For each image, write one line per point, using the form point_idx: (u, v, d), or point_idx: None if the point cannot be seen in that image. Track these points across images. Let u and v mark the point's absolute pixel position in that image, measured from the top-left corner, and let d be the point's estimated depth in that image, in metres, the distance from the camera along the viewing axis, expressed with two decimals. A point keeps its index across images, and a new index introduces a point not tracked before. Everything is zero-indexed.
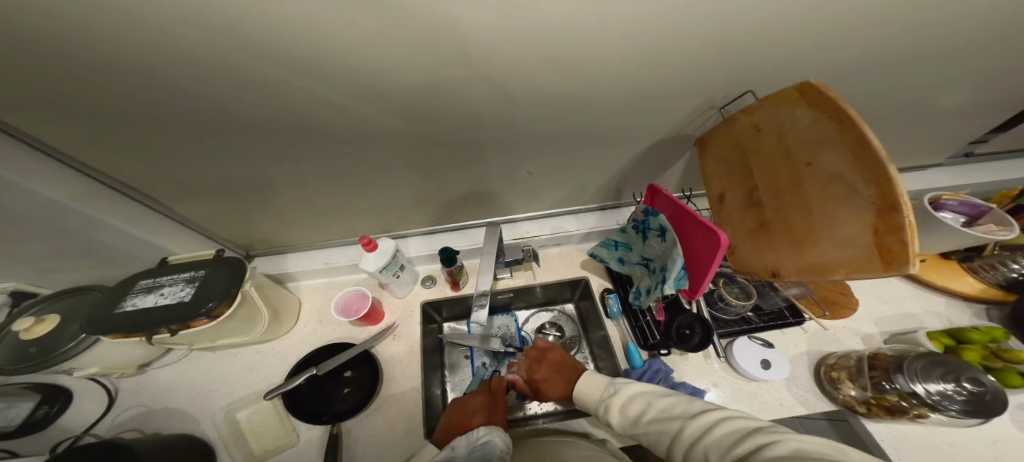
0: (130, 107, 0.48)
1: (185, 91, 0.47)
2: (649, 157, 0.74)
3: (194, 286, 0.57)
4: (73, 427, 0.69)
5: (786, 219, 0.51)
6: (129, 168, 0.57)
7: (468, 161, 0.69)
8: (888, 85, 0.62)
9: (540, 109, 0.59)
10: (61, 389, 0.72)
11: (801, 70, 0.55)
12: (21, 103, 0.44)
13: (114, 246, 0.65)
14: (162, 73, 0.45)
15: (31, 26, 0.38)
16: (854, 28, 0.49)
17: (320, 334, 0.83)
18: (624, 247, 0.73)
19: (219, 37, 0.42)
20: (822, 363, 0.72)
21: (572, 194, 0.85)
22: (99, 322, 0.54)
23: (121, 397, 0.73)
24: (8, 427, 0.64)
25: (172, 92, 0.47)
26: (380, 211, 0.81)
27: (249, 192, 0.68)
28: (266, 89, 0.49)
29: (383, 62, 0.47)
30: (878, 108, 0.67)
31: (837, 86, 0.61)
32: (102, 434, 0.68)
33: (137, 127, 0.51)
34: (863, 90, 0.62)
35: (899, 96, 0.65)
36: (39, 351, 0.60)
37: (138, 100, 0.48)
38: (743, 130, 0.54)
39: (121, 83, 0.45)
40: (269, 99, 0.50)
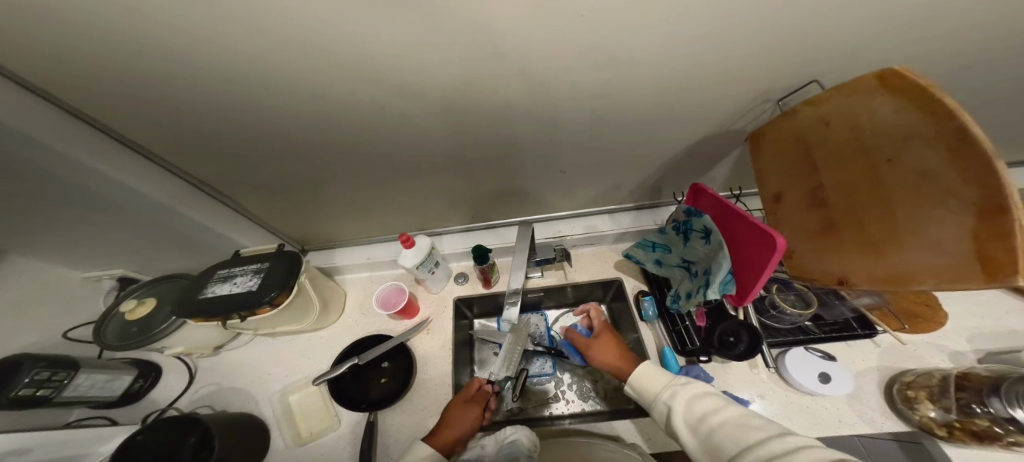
0: (205, 115, 0.53)
1: (251, 100, 0.51)
2: (695, 154, 0.69)
3: (261, 277, 0.62)
4: (157, 400, 0.79)
5: (857, 221, 0.45)
6: (202, 169, 0.63)
7: (505, 160, 0.69)
8: (996, 69, 0.53)
9: (582, 107, 0.57)
10: (154, 366, 0.81)
11: (882, 56, 0.49)
12: (119, 114, 0.50)
13: (190, 239, 0.72)
14: (232, 85, 0.48)
15: (126, 48, 0.42)
16: (958, 7, 0.42)
17: (362, 326, 0.87)
18: (662, 248, 0.70)
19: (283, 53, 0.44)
20: (897, 381, 0.64)
21: (609, 193, 0.82)
22: (186, 306, 0.60)
23: (197, 375, 0.82)
24: (112, 396, 0.73)
25: (241, 102, 0.51)
26: (419, 209, 0.83)
27: (302, 191, 0.73)
28: (319, 96, 0.51)
29: (427, 68, 0.48)
30: (980, 94, 0.58)
31: (928, 73, 0.53)
32: (182, 409, 0.77)
33: (210, 133, 0.56)
34: (961, 76, 0.54)
35: (1004, 83, 0.56)
36: (139, 330, 0.68)
37: (213, 109, 0.52)
38: (806, 122, 0.48)
39: (198, 95, 0.49)
40: (322, 105, 0.53)
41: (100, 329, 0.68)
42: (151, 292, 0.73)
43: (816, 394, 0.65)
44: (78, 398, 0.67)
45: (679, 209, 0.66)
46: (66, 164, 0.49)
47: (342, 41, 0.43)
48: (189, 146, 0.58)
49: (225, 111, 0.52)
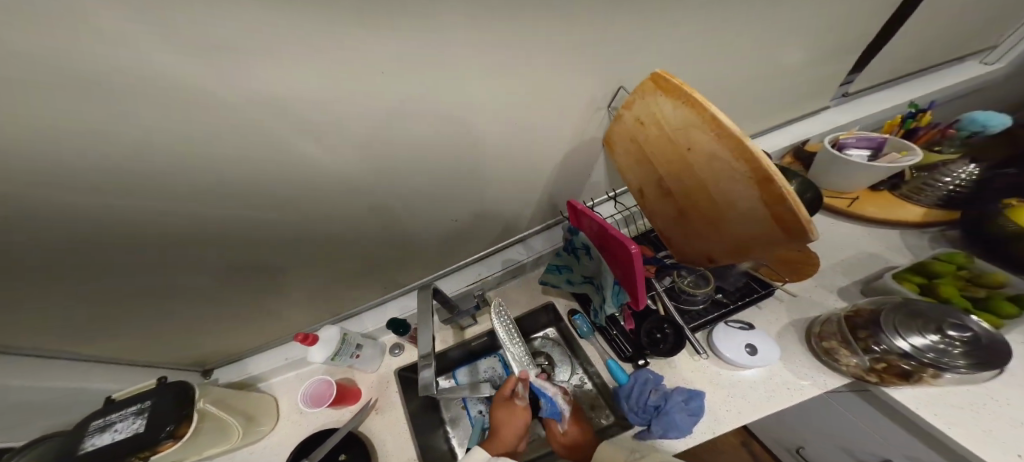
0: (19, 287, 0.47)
1: (72, 257, 0.47)
2: (563, 172, 0.74)
3: (149, 416, 0.55)
4: None
5: (695, 205, 0.48)
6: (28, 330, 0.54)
7: (389, 226, 0.69)
8: (751, 41, 0.65)
9: (431, 162, 0.59)
10: None
11: (656, 55, 0.59)
12: None
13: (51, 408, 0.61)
14: (34, 248, 0.44)
15: None
16: (683, 11, 0.54)
17: (301, 424, 0.81)
18: (565, 269, 0.70)
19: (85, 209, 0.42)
20: (811, 335, 0.67)
21: (510, 226, 0.84)
22: None
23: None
24: None
25: (55, 259, 0.46)
26: (325, 293, 0.79)
27: (178, 318, 0.66)
28: (146, 220, 0.47)
29: (248, 159, 0.47)
30: (758, 55, 0.69)
31: (701, 62, 0.65)
32: None
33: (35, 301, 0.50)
34: (726, 57, 0.66)
35: (766, 47, 0.68)
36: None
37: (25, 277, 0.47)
38: (631, 125, 0.53)
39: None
40: (149, 228, 0.48)
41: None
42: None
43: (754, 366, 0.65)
44: None
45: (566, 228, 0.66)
46: None
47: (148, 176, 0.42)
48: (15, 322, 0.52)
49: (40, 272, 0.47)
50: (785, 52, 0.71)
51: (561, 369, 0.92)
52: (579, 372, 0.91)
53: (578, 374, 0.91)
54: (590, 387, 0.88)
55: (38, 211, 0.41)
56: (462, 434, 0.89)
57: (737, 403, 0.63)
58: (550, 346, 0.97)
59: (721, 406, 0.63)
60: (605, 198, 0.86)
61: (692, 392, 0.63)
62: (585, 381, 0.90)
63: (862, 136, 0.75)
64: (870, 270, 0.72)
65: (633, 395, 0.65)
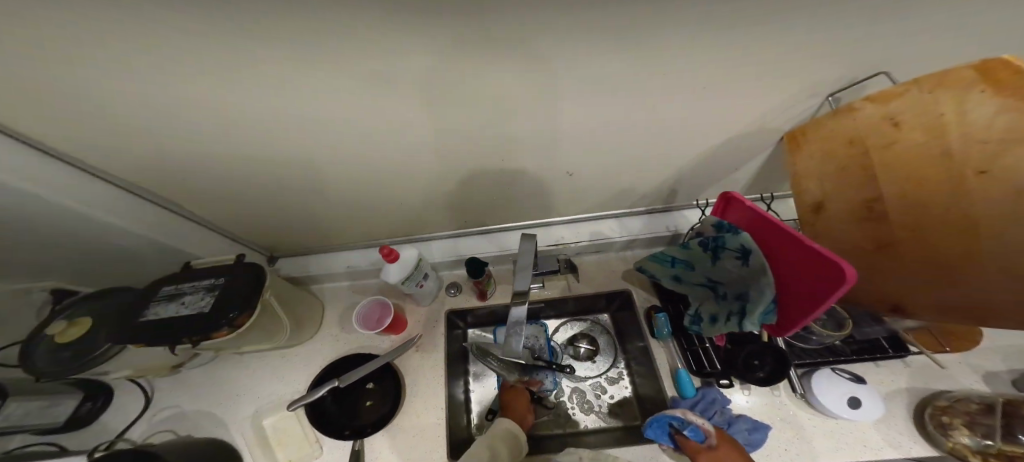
0: (136, 102, 0.44)
1: (195, 89, 0.43)
2: (715, 155, 0.63)
3: (215, 296, 0.52)
4: (115, 427, 0.69)
5: (929, 242, 0.39)
6: (129, 155, 0.51)
7: (506, 156, 0.61)
8: None
9: (590, 103, 0.50)
10: (104, 385, 0.72)
11: (946, 48, 0.43)
12: None
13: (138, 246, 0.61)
14: (165, 70, 0.40)
15: None
16: None
17: (342, 340, 0.78)
18: (683, 264, 0.61)
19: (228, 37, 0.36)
20: (929, 404, 0.60)
21: (617, 197, 0.75)
22: (122, 331, 0.49)
23: (161, 396, 0.72)
24: (59, 423, 0.67)
25: (175, 90, 0.42)
26: (407, 209, 0.74)
27: (264, 187, 0.62)
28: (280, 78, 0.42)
29: (406, 43, 0.39)
30: None
31: None
32: (136, 439, 0.68)
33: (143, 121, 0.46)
34: None
35: None
36: (72, 355, 0.57)
37: (144, 102, 0.44)
38: (868, 121, 0.42)
39: (126, 83, 0.41)
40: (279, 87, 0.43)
41: (27, 349, 0.57)
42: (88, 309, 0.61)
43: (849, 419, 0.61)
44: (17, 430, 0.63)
45: (705, 222, 0.58)
46: None
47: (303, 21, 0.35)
48: (121, 142, 0.49)
49: (159, 99, 0.43)
50: None
51: (600, 357, 0.88)
52: (618, 367, 0.86)
53: (618, 367, 0.86)
54: (626, 385, 0.84)
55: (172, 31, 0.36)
56: (485, 395, 0.84)
57: (803, 444, 0.61)
58: (596, 332, 0.91)
59: (781, 445, 0.61)
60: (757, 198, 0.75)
61: (758, 424, 0.62)
62: (624, 376, 0.85)
63: None
64: None
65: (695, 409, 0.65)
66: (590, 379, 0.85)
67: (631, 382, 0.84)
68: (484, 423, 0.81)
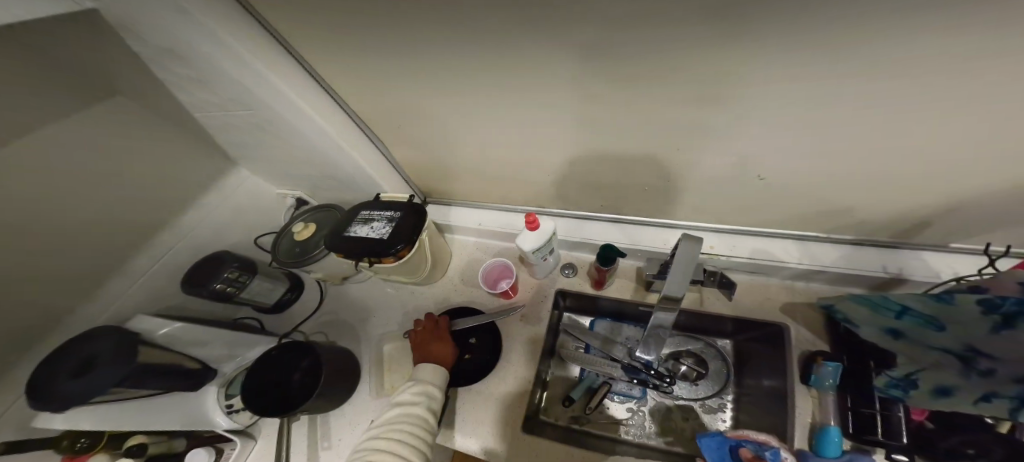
0: (369, 50, 0.48)
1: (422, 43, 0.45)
2: (1004, 186, 0.46)
3: (393, 226, 0.56)
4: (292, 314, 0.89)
5: None
6: (350, 91, 0.60)
7: (696, 149, 0.53)
8: None
9: (853, 98, 0.39)
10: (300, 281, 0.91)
11: None
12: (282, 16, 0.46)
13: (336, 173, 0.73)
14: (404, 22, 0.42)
15: None
16: None
17: (460, 293, 0.85)
18: (919, 319, 0.43)
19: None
20: None
21: (805, 216, 0.62)
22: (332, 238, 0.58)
23: (325, 301, 0.89)
24: (269, 302, 0.85)
25: (405, 45, 0.46)
26: (554, 183, 0.72)
27: (439, 136, 0.66)
28: (503, 42, 0.42)
29: (650, 15, 0.34)
30: None
31: None
32: (305, 333, 0.84)
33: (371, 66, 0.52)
34: None
35: None
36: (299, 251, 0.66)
37: (379, 54, 0.49)
38: None
39: (372, 36, 0.46)
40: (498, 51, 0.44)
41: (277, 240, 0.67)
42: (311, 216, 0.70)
43: None
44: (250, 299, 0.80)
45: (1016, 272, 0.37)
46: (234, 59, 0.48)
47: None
48: (348, 81, 0.57)
49: (391, 51, 0.48)
50: None
51: (705, 382, 0.75)
52: (722, 398, 0.72)
53: (721, 398, 0.73)
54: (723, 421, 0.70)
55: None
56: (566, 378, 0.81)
57: None
58: (706, 353, 0.77)
59: None
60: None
61: None
62: (725, 410, 0.71)
63: None
64: None
65: None
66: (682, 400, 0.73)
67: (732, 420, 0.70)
68: (555, 406, 0.77)
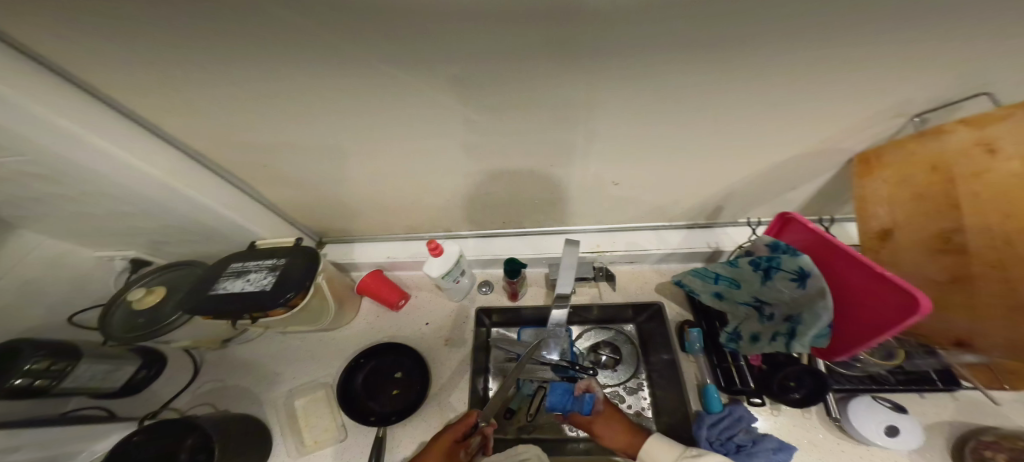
0: (207, 95, 0.45)
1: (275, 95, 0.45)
2: (768, 176, 0.62)
3: (277, 276, 0.56)
4: (161, 396, 0.76)
5: (1005, 274, 0.36)
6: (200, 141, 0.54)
7: (554, 165, 0.62)
8: None
9: (647, 121, 0.50)
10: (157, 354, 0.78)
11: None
12: (86, 67, 0.41)
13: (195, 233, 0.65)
14: (250, 78, 0.42)
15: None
16: None
17: (376, 328, 0.84)
18: (727, 281, 0.61)
19: (319, 55, 0.39)
20: (974, 439, 0.58)
21: (659, 210, 0.76)
22: (196, 301, 0.54)
23: (202, 372, 0.79)
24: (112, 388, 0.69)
25: (245, 88, 0.44)
26: (449, 209, 0.76)
27: (319, 178, 0.65)
28: (348, 85, 0.43)
29: (476, 63, 0.40)
30: None
31: None
32: (180, 410, 0.73)
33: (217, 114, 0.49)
34: None
35: None
36: (147, 322, 0.56)
37: (221, 101, 0.46)
38: (947, 149, 0.40)
39: (208, 83, 0.43)
40: (348, 94, 0.45)
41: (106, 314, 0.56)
42: (160, 279, 0.60)
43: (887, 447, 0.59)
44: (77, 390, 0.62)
45: (757, 241, 0.57)
46: (37, 124, 0.41)
47: (384, 36, 0.36)
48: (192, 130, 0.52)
49: (233, 97, 0.46)
50: None
51: (623, 366, 0.85)
52: (639, 379, 0.83)
53: (638, 379, 0.83)
54: (643, 397, 0.81)
55: (264, 46, 0.38)
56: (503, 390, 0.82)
57: None
58: (620, 342, 0.87)
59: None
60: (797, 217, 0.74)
61: (784, 446, 0.64)
62: (642, 388, 0.82)
63: None
64: None
65: (720, 425, 0.67)
66: (610, 388, 0.81)
67: (648, 395, 0.81)
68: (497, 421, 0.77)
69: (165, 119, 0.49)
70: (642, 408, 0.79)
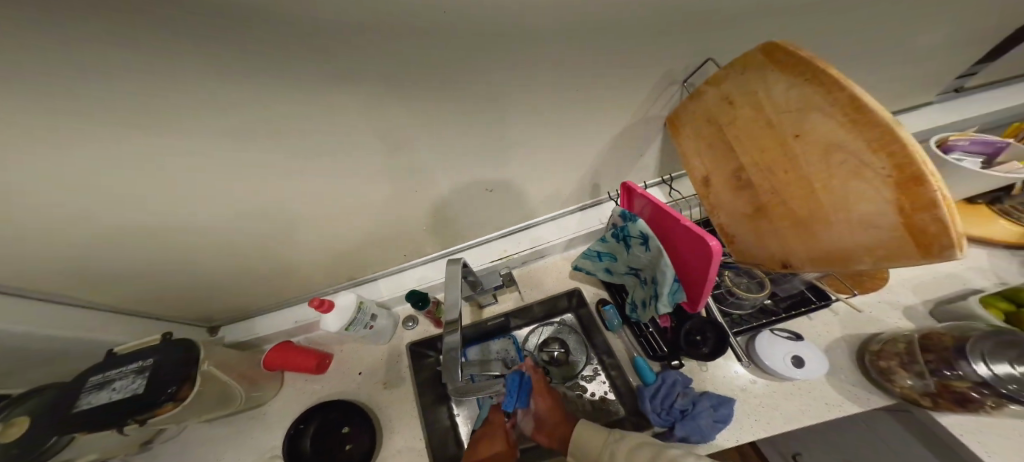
0: (23, 202, 0.45)
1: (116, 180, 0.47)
2: (612, 146, 0.69)
3: (146, 377, 0.54)
4: None
5: (781, 199, 0.42)
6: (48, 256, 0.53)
7: (417, 188, 0.66)
8: (861, 23, 0.57)
9: (473, 125, 0.56)
10: None
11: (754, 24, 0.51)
12: None
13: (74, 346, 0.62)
14: (85, 170, 0.44)
15: None
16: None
17: (308, 391, 0.82)
18: (608, 257, 0.65)
19: (128, 129, 0.42)
20: (866, 350, 0.63)
21: (546, 200, 0.81)
22: (60, 425, 0.52)
23: None
24: None
25: (60, 180, 0.44)
26: (349, 254, 0.78)
27: (198, 264, 0.65)
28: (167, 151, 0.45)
29: (287, 109, 0.45)
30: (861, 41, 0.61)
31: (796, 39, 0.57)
32: None
33: (48, 220, 0.48)
34: (827, 39, 0.58)
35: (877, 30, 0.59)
36: (25, 451, 0.59)
37: (41, 203, 0.46)
38: (711, 104, 0.46)
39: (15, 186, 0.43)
40: (172, 162, 0.46)
41: None
42: (21, 407, 0.61)
43: (798, 378, 0.62)
44: None
45: (616, 214, 0.61)
46: None
47: (199, 95, 0.41)
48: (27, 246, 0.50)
49: (50, 195, 0.45)
50: (880, 50, 0.64)
51: (574, 357, 0.83)
52: (593, 364, 0.81)
53: (593, 364, 0.82)
54: (603, 381, 0.79)
55: (62, 127, 0.39)
56: (468, 414, 0.83)
57: (767, 412, 0.62)
58: (564, 334, 0.86)
59: (744, 413, 0.63)
60: (658, 181, 0.82)
61: (720, 400, 0.63)
62: (599, 374, 0.81)
63: (978, 138, 0.62)
64: (943, 290, 0.67)
65: (658, 396, 0.65)
66: (566, 381, 0.80)
67: (605, 379, 0.79)
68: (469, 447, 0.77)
69: (2, 243, 0.48)
70: (604, 391, 0.78)
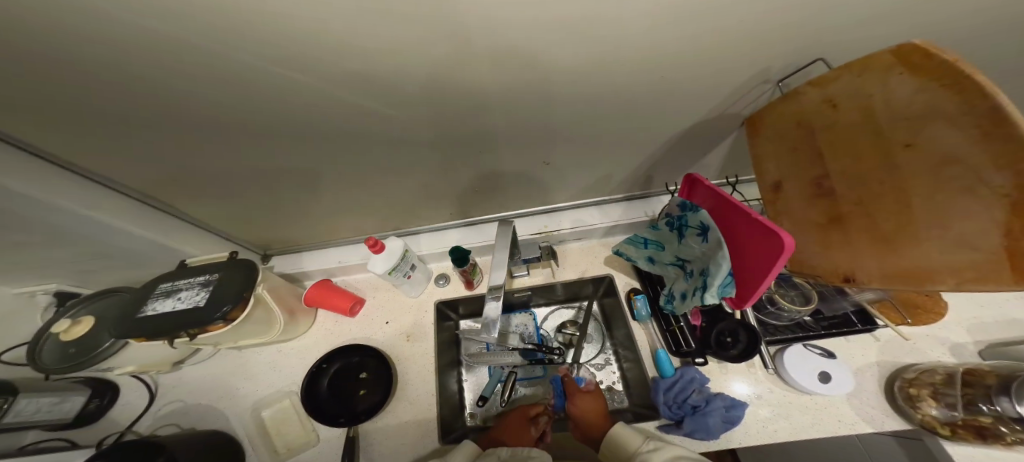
0: (124, 106, 0.46)
1: (214, 102, 0.47)
2: (682, 141, 0.69)
3: (209, 291, 0.57)
4: (121, 420, 0.75)
5: (864, 210, 0.42)
6: (129, 164, 0.54)
7: (483, 151, 0.67)
8: (982, 56, 0.54)
9: (558, 99, 0.56)
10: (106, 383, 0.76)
11: (876, 39, 0.49)
12: None
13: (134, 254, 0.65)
14: (187, 82, 0.44)
15: None
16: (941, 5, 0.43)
17: (336, 333, 0.85)
18: (654, 245, 0.67)
19: (233, 54, 0.42)
20: (898, 377, 0.64)
21: (598, 183, 0.82)
22: (127, 324, 0.55)
23: (160, 392, 0.78)
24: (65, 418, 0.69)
25: (165, 91, 0.45)
26: (401, 204, 0.80)
27: (267, 193, 0.68)
28: (269, 78, 0.46)
29: (394, 57, 0.45)
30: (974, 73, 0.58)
31: None
32: (141, 432, 0.73)
33: (143, 128, 0.49)
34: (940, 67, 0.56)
35: (997, 67, 0.56)
36: (78, 352, 0.62)
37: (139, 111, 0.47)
38: (810, 105, 0.45)
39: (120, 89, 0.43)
40: (272, 89, 0.48)
41: (34, 347, 0.62)
42: (86, 309, 0.66)
43: (819, 393, 0.64)
44: (25, 424, 0.62)
45: (673, 203, 0.63)
46: None
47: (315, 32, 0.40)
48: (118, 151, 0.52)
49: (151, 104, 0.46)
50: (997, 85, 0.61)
51: (588, 344, 0.84)
52: (607, 353, 0.83)
53: (606, 354, 0.83)
54: (614, 370, 0.81)
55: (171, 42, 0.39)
56: (475, 381, 0.83)
57: (780, 423, 0.63)
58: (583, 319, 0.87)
59: (761, 420, 0.64)
60: (721, 182, 0.83)
61: (735, 403, 0.64)
62: (610, 362, 0.82)
63: None
64: (997, 334, 0.66)
65: (674, 389, 0.66)
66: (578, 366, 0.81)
67: (618, 368, 0.81)
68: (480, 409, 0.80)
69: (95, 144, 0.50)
70: (614, 381, 0.79)
